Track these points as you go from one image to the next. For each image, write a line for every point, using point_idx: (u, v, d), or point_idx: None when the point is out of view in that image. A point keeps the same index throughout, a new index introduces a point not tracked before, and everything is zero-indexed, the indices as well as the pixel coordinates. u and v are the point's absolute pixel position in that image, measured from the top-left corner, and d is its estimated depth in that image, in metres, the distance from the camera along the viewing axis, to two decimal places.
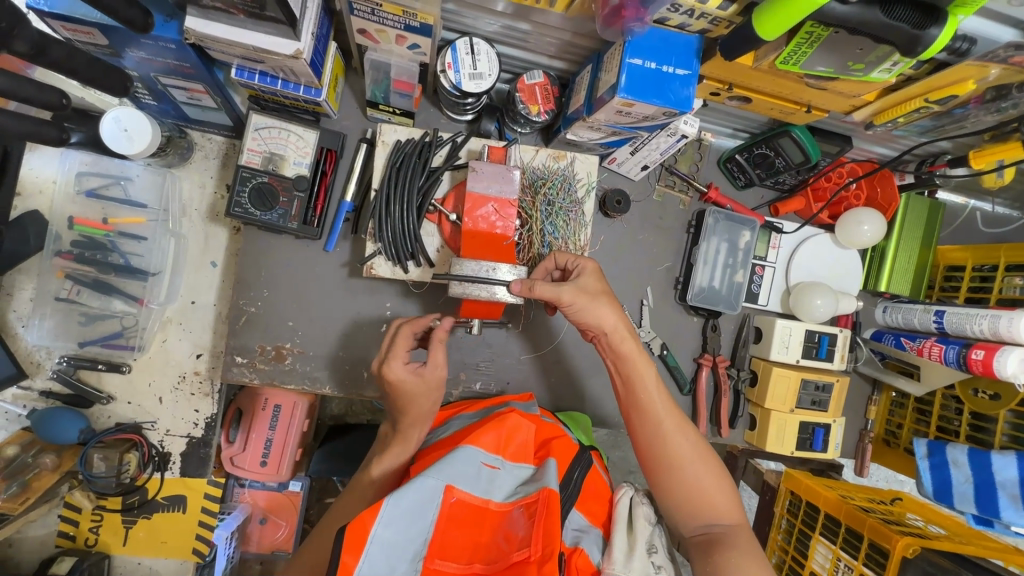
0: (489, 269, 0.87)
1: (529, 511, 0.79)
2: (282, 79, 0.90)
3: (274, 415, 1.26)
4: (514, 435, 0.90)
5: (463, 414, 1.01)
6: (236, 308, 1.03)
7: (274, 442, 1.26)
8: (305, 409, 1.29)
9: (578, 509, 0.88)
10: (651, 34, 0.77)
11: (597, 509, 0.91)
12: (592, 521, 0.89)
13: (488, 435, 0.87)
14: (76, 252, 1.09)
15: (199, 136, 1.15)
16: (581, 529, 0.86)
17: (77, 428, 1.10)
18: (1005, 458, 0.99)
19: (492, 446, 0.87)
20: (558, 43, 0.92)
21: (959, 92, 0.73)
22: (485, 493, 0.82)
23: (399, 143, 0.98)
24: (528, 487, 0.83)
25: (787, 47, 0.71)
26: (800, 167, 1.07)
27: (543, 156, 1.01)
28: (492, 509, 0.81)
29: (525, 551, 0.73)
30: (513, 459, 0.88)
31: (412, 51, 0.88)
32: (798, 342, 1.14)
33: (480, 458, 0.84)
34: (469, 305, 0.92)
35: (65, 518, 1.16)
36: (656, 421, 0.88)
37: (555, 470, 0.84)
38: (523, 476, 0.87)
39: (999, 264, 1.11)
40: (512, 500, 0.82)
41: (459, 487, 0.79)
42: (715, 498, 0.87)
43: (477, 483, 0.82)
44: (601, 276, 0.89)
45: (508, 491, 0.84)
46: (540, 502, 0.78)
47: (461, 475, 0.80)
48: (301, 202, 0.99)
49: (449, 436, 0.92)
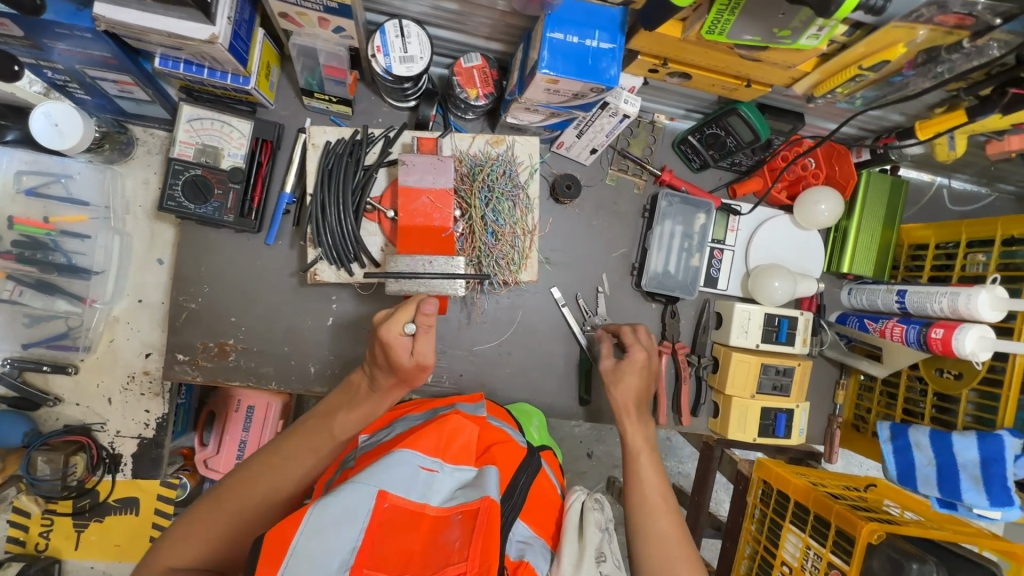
0: (427, 262, 0.86)
1: (467, 519, 0.75)
2: (207, 67, 0.88)
3: (247, 417, 1.25)
4: (456, 437, 0.87)
5: (410, 415, 0.94)
6: (176, 305, 1.01)
7: (248, 442, 1.25)
8: (279, 409, 1.27)
9: (524, 520, 0.86)
10: (572, 7, 0.74)
11: (546, 519, 0.91)
12: (538, 532, 0.88)
13: (427, 439, 0.85)
14: (17, 252, 1.08)
15: (141, 131, 1.13)
16: (525, 540, 0.84)
17: (20, 432, 1.09)
18: (965, 438, 0.95)
19: (430, 450, 0.84)
20: (491, 23, 0.89)
21: (889, 57, 0.70)
22: (423, 497, 0.78)
23: (329, 145, 0.94)
24: (468, 492, 0.79)
25: (709, 15, 0.68)
26: (751, 146, 1.04)
27: (480, 143, 0.98)
28: (430, 514, 0.77)
29: (462, 564, 0.69)
30: (453, 461, 0.85)
31: (338, 34, 0.85)
32: (756, 326, 1.12)
33: (418, 460, 0.81)
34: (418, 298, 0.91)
35: (14, 523, 1.13)
36: (639, 499, 0.88)
37: (496, 475, 0.81)
38: (464, 479, 0.84)
39: (961, 241, 1.08)
40: (450, 506, 0.78)
41: (393, 492, 0.76)
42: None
43: (413, 487, 0.78)
44: (643, 372, 1.00)
45: (445, 496, 0.80)
46: (480, 511, 0.74)
47: (395, 479, 0.77)
48: (237, 194, 0.97)
49: (391, 438, 0.88)
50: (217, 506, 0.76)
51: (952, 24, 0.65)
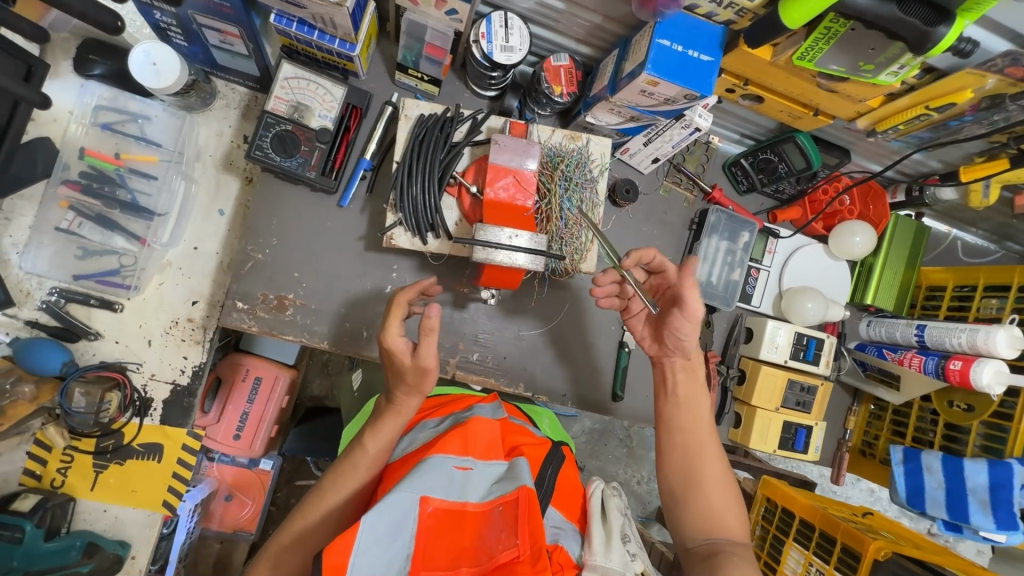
0: (512, 236, 0.90)
1: (507, 511, 0.82)
2: (319, 29, 0.92)
3: (254, 387, 1.36)
4: (479, 436, 0.92)
5: (429, 423, 1.01)
6: (243, 253, 1.03)
7: (250, 413, 1.37)
8: (286, 384, 1.39)
9: (555, 506, 0.94)
10: (680, 19, 0.80)
11: (572, 504, 0.98)
12: (568, 517, 0.95)
13: (453, 441, 0.89)
14: (83, 183, 1.09)
15: (223, 84, 1.16)
16: (559, 525, 0.92)
17: (60, 360, 1.06)
18: (976, 464, 1.02)
19: (458, 450, 0.89)
20: (588, 26, 0.96)
21: (957, 100, 0.79)
22: (462, 495, 0.84)
23: (422, 118, 0.98)
24: (504, 486, 0.86)
25: (806, 41, 0.76)
26: (800, 174, 1.13)
27: (559, 136, 1.03)
28: (470, 510, 0.83)
29: (513, 550, 0.77)
30: (483, 457, 0.90)
31: (450, 17, 0.91)
32: (786, 342, 1.18)
33: (451, 462, 0.86)
34: (491, 273, 0.93)
35: (33, 456, 1.10)
36: (697, 444, 0.94)
37: (527, 467, 0.88)
38: (496, 474, 0.90)
39: (978, 285, 1.18)
40: (490, 499, 0.84)
41: (434, 496, 0.81)
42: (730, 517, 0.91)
43: (452, 487, 0.83)
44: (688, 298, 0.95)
45: (483, 490, 0.86)
46: (519, 500, 0.81)
47: (435, 484, 0.81)
48: (322, 152, 1.00)
49: (417, 448, 0.93)
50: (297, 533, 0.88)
51: (1018, 77, 0.72)
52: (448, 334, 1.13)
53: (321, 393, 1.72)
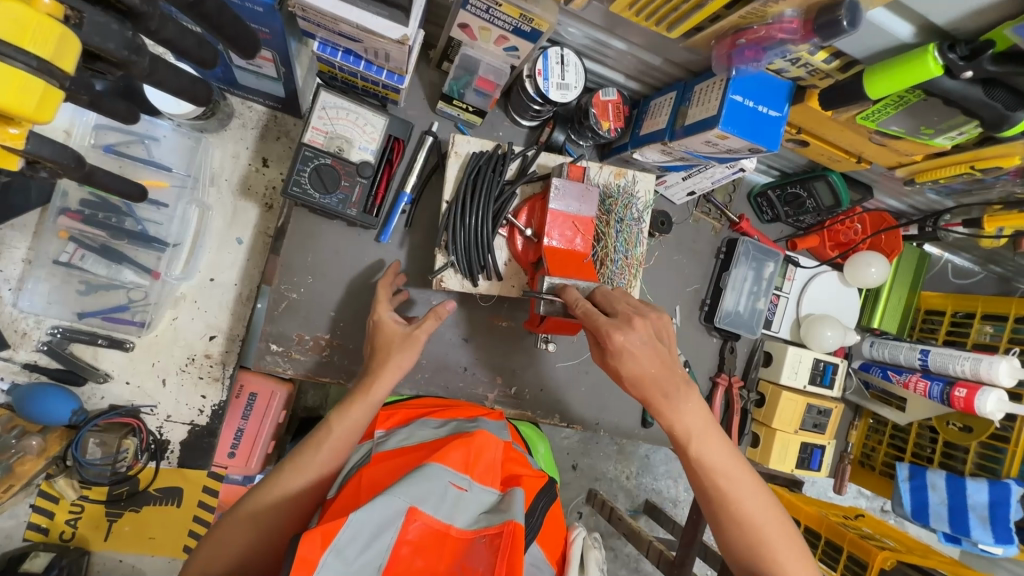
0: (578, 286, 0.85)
1: (491, 544, 0.65)
2: (365, 60, 0.86)
3: (248, 404, 1.08)
4: (484, 452, 0.75)
5: (429, 421, 0.86)
6: (276, 292, 0.97)
7: (245, 431, 1.09)
8: (283, 398, 1.10)
9: (537, 541, 0.79)
10: (755, 76, 0.80)
11: (553, 540, 0.84)
12: (548, 555, 0.81)
13: (455, 451, 0.73)
14: (87, 212, 1.00)
15: (239, 103, 1.06)
16: (538, 564, 0.78)
17: (69, 409, 0.98)
18: (978, 483, 1.13)
19: (458, 465, 0.72)
20: (643, 67, 0.94)
21: (1004, 164, 0.83)
22: (449, 517, 0.67)
23: (473, 156, 0.95)
24: (492, 516, 0.69)
25: (875, 106, 0.77)
26: (827, 210, 1.15)
27: (606, 173, 1.02)
28: (454, 535, 0.66)
29: None
30: (480, 480, 0.73)
31: (508, 53, 0.86)
32: (806, 369, 1.24)
33: (448, 477, 0.69)
34: (549, 322, 0.92)
35: (38, 509, 1.03)
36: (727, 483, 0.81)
37: (523, 499, 0.70)
38: (487, 503, 0.72)
39: (975, 312, 1.27)
40: (475, 528, 0.67)
41: (423, 510, 0.65)
42: (785, 561, 0.79)
43: (441, 505, 0.67)
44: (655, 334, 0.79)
45: (471, 517, 0.69)
46: (503, 535, 0.64)
47: (427, 496, 0.66)
48: (363, 188, 0.94)
49: (415, 446, 0.78)
50: (235, 524, 0.72)
51: None
52: (485, 367, 1.12)
53: (318, 402, 1.38)
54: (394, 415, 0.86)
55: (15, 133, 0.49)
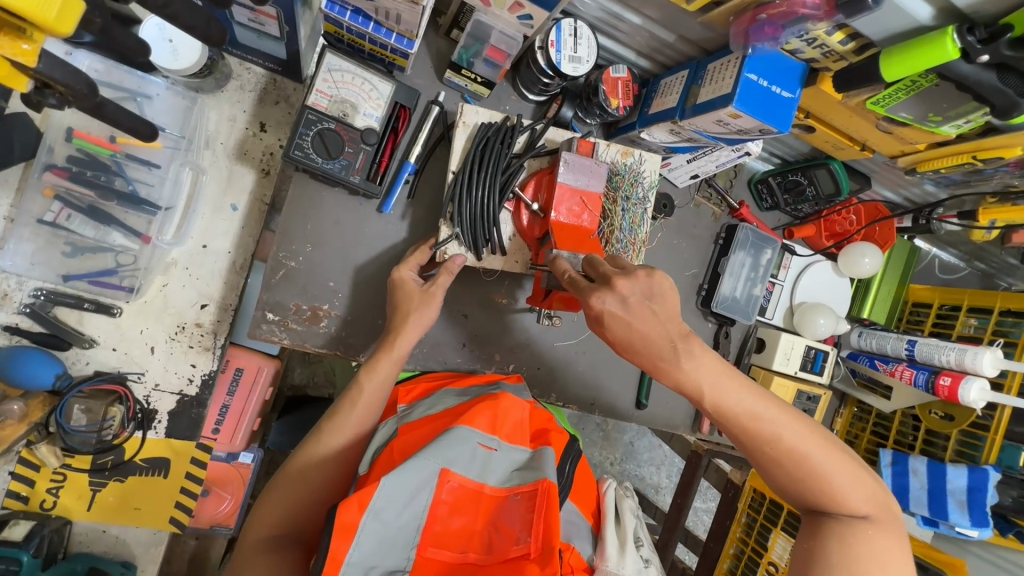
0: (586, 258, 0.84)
1: (525, 499, 0.74)
2: (375, 21, 0.84)
3: (234, 379, 1.15)
4: (510, 414, 0.83)
5: (450, 390, 0.93)
6: (273, 260, 0.95)
7: (230, 407, 1.17)
8: (270, 374, 1.18)
9: (572, 499, 0.87)
10: (770, 54, 0.80)
11: (587, 496, 0.92)
12: (584, 512, 0.88)
13: (482, 415, 0.80)
14: (73, 169, 0.95)
15: (237, 63, 1.03)
16: (573, 520, 0.85)
17: (53, 372, 0.95)
18: (958, 469, 1.17)
19: (486, 427, 0.80)
20: (655, 43, 0.94)
21: (1005, 155, 0.84)
22: (480, 477, 0.76)
23: (481, 127, 0.93)
24: (526, 473, 0.77)
25: (887, 89, 0.78)
26: (826, 199, 1.16)
27: (613, 152, 1.00)
28: (487, 493, 0.76)
29: (525, 544, 0.70)
30: (508, 439, 0.82)
31: (522, 22, 0.84)
32: (797, 355, 1.25)
33: (476, 439, 0.78)
34: (553, 297, 0.90)
35: (18, 476, 1.00)
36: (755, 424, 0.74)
37: (554, 458, 0.79)
38: (519, 460, 0.81)
39: (961, 306, 1.30)
40: (508, 486, 0.76)
41: (454, 470, 0.74)
42: (837, 484, 0.73)
43: (472, 465, 0.76)
44: (661, 290, 0.71)
45: (503, 474, 0.78)
46: (538, 493, 0.73)
47: (458, 458, 0.74)
48: (367, 155, 0.92)
49: (441, 413, 0.84)
50: (284, 486, 0.80)
51: None
52: (484, 345, 1.11)
53: (305, 380, 1.41)
54: (415, 390, 0.94)
55: (27, 49, 0.51)
